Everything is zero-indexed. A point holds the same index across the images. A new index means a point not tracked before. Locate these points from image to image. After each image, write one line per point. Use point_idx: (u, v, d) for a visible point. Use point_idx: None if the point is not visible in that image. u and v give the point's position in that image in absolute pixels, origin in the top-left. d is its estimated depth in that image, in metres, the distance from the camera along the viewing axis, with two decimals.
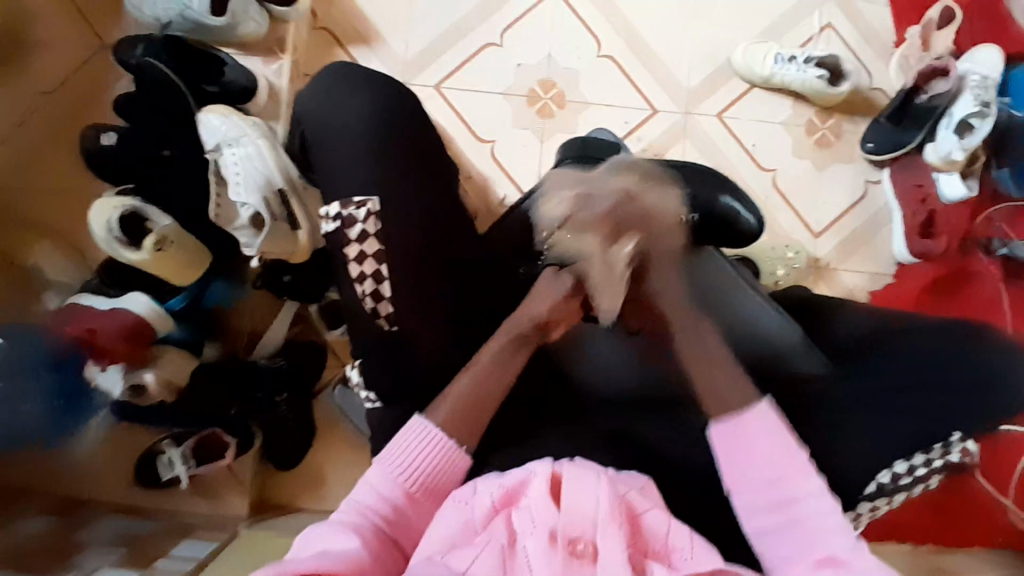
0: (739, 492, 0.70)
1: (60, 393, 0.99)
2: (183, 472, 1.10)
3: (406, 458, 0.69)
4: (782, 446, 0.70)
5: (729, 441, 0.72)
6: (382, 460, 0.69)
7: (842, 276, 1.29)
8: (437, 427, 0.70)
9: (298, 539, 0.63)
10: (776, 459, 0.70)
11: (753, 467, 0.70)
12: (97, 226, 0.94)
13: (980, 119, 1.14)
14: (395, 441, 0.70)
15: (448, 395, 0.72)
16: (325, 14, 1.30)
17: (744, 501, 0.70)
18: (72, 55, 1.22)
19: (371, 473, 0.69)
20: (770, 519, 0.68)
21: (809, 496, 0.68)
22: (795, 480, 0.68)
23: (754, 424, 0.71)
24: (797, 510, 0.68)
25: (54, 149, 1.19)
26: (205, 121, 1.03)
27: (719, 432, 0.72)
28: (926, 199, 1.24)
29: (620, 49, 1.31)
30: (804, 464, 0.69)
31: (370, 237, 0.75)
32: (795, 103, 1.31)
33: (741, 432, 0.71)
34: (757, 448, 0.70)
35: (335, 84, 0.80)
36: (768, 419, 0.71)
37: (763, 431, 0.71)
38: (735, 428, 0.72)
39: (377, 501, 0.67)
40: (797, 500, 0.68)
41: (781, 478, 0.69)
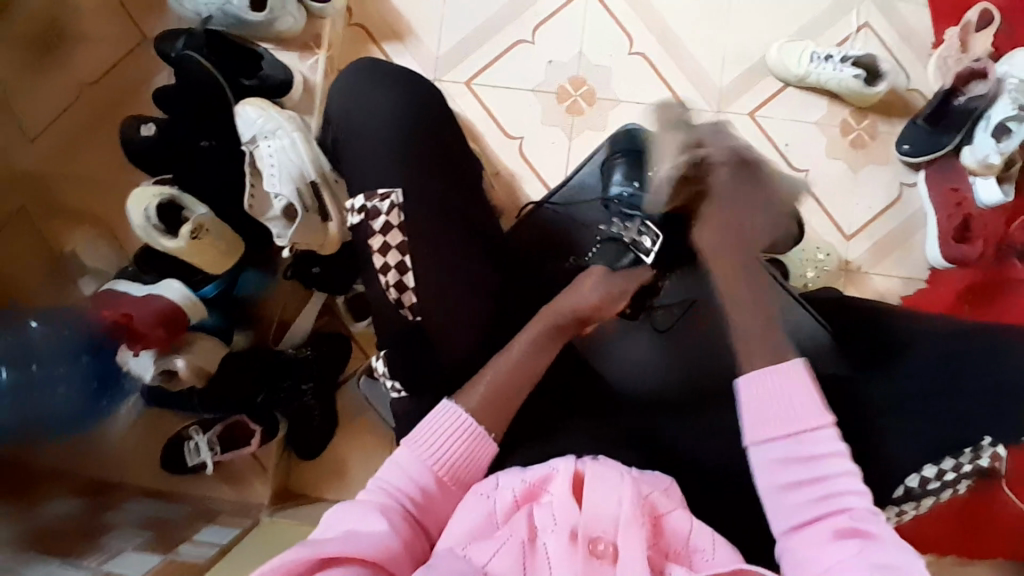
0: (762, 440, 0.70)
1: (93, 376, 1.03)
2: (209, 458, 1.13)
3: (435, 442, 0.69)
4: (809, 407, 0.70)
5: (755, 394, 0.71)
6: (411, 443, 0.69)
7: (872, 280, 1.26)
8: (468, 412, 0.71)
9: (326, 515, 0.65)
10: (803, 415, 0.69)
11: (777, 419, 0.70)
12: (135, 216, 0.97)
13: (1019, 122, 1.13)
14: (422, 425, 0.71)
15: (475, 386, 0.73)
16: (359, 10, 1.31)
17: (767, 451, 0.69)
18: (114, 47, 1.25)
19: (399, 455, 0.69)
20: (793, 474, 0.68)
21: (831, 457, 0.68)
22: (821, 437, 0.68)
23: (789, 372, 0.71)
24: (821, 471, 0.67)
25: (94, 139, 1.23)
26: (242, 113, 1.04)
27: (748, 382, 0.72)
28: (962, 203, 1.22)
29: (652, 47, 1.30)
30: (829, 426, 0.69)
31: (394, 229, 0.76)
32: (830, 103, 1.28)
33: (773, 381, 0.71)
34: (783, 399, 0.70)
35: (372, 77, 0.81)
36: (798, 376, 0.71)
37: (796, 384, 0.71)
38: (769, 376, 0.72)
39: (406, 481, 0.67)
40: (820, 459, 0.68)
41: (805, 432, 0.69)
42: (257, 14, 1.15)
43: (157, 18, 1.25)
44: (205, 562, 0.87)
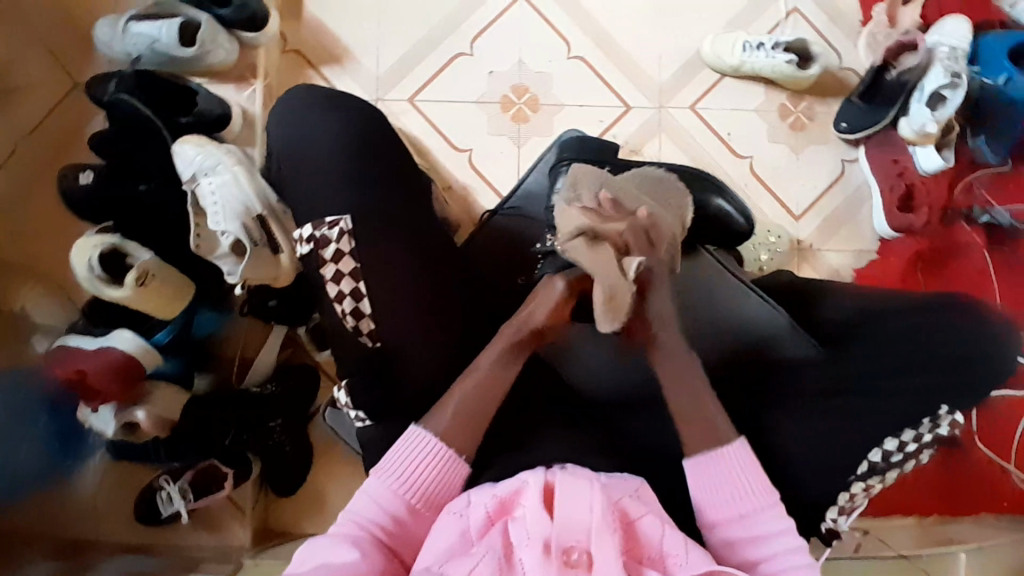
0: (711, 525, 0.70)
1: (56, 435, 1.02)
2: (183, 506, 1.09)
3: (409, 468, 0.68)
4: (750, 490, 0.70)
5: (703, 476, 0.71)
6: (380, 470, 0.69)
7: (826, 256, 1.30)
8: (437, 437, 0.70)
9: (301, 548, 0.64)
10: (743, 498, 0.69)
11: (724, 505, 0.70)
12: (78, 267, 0.95)
13: (952, 90, 1.16)
14: (390, 452, 0.70)
15: (449, 403, 0.72)
16: (294, 36, 1.30)
17: (717, 536, 0.70)
18: (43, 96, 1.21)
19: (369, 483, 0.68)
20: (740, 555, 0.68)
21: (772, 535, 0.68)
22: (764, 517, 0.69)
23: (731, 460, 0.71)
24: (764, 549, 0.68)
25: (29, 192, 1.19)
26: (179, 151, 1.03)
27: (694, 465, 0.72)
28: (905, 172, 1.25)
29: (589, 49, 1.31)
30: (774, 505, 0.69)
31: (346, 256, 0.75)
32: (767, 89, 1.32)
33: (715, 469, 0.71)
34: (727, 484, 0.70)
35: (307, 103, 0.80)
36: (741, 455, 0.71)
37: (737, 472, 0.70)
38: (712, 462, 0.71)
39: (377, 511, 0.66)
40: (765, 538, 0.68)
41: (749, 513, 0.69)
42: (187, 49, 1.13)
43: (85, 63, 1.23)
44: None
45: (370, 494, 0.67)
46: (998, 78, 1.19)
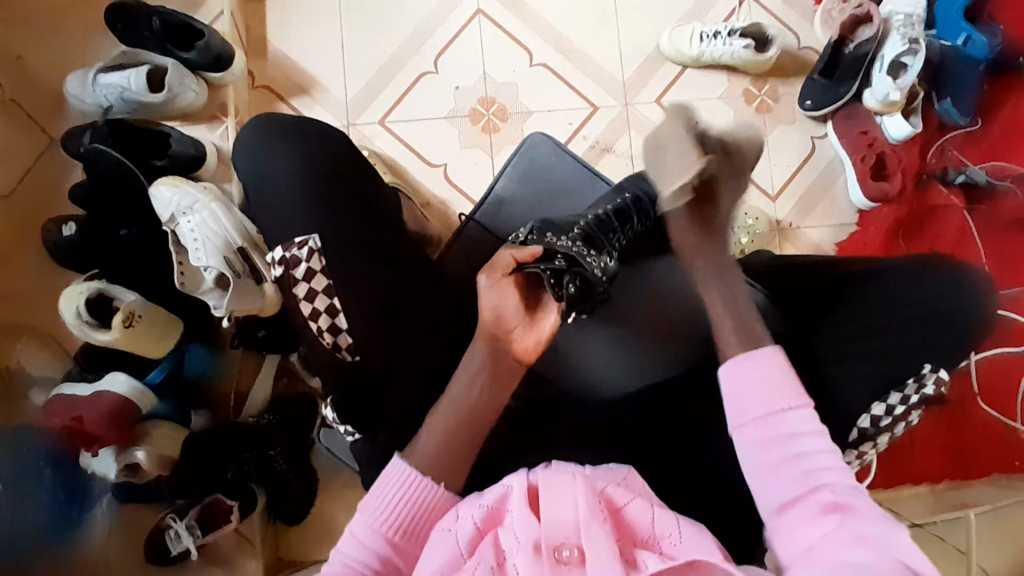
0: (741, 422, 0.69)
1: (60, 490, 1.03)
2: (192, 544, 1.08)
3: (386, 505, 0.69)
4: (784, 387, 0.69)
5: (736, 376, 0.71)
6: (362, 511, 0.69)
7: (806, 233, 1.31)
8: (412, 468, 0.70)
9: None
10: (779, 395, 0.69)
11: (751, 408, 0.69)
12: (66, 313, 0.96)
13: (912, 56, 1.19)
14: (370, 492, 0.70)
15: (418, 441, 0.73)
16: (262, 72, 1.33)
17: (745, 434, 0.69)
18: (20, 154, 1.24)
19: (353, 525, 0.69)
20: (773, 456, 0.67)
21: (807, 434, 0.67)
22: (798, 414, 0.67)
23: (761, 363, 0.70)
24: (798, 446, 0.67)
25: (16, 250, 1.21)
26: (156, 194, 1.05)
27: (728, 370, 0.72)
28: (874, 143, 1.27)
29: (551, 55, 1.34)
30: (805, 407, 0.68)
31: (317, 274, 0.76)
32: (729, 76, 1.34)
33: (748, 368, 0.71)
34: (760, 383, 0.70)
35: (268, 133, 0.81)
36: (772, 360, 0.71)
37: (771, 369, 0.70)
38: (743, 366, 0.71)
39: (365, 552, 0.67)
40: (796, 437, 0.67)
41: (779, 412, 0.68)
42: (157, 95, 1.16)
43: (59, 118, 1.25)
44: None
45: (356, 536, 0.67)
46: (955, 40, 1.24)
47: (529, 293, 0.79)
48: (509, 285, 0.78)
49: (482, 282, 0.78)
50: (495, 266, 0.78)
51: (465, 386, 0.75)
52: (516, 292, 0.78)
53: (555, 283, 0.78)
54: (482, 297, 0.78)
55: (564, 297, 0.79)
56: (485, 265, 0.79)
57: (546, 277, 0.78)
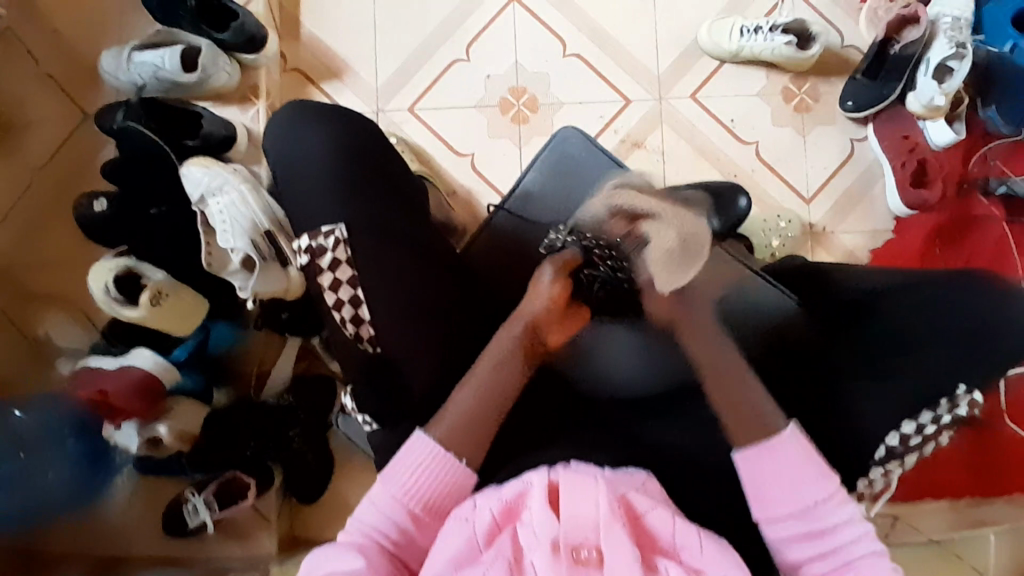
0: (772, 520, 0.69)
1: (83, 456, 1.05)
2: (209, 517, 1.11)
3: (411, 476, 0.69)
4: (814, 475, 0.69)
5: (754, 469, 0.71)
6: (388, 478, 0.69)
7: (840, 238, 1.27)
8: (436, 441, 0.70)
9: (306, 561, 0.65)
10: (808, 486, 0.69)
11: (777, 501, 0.69)
12: (96, 289, 0.98)
13: (959, 61, 1.15)
14: (397, 459, 0.70)
15: (446, 411, 0.73)
16: (294, 54, 1.32)
17: (778, 530, 0.69)
18: (56, 130, 1.26)
19: (375, 492, 0.69)
20: (807, 550, 0.68)
21: (841, 524, 0.68)
22: (831, 508, 0.68)
23: (786, 445, 0.70)
24: (835, 539, 0.68)
25: (48, 223, 1.24)
26: (187, 173, 1.06)
27: (745, 461, 0.71)
28: (916, 148, 1.22)
29: (585, 45, 1.31)
30: (837, 495, 0.69)
31: (342, 264, 0.75)
32: (768, 73, 1.30)
33: (772, 462, 0.70)
34: (784, 473, 0.70)
35: (297, 115, 0.81)
36: (798, 445, 0.70)
37: (795, 456, 0.70)
38: (767, 455, 0.70)
39: (382, 522, 0.67)
40: (833, 529, 0.68)
41: (809, 508, 0.68)
42: (190, 74, 1.17)
43: (94, 93, 1.27)
44: None
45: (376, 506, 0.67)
46: (1004, 46, 1.20)
47: (572, 295, 0.83)
48: (562, 283, 0.81)
49: (543, 274, 0.81)
50: (557, 263, 0.82)
51: (497, 364, 0.76)
52: (564, 293, 0.81)
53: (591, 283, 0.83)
54: (538, 285, 0.81)
55: (592, 300, 0.84)
56: (550, 258, 0.83)
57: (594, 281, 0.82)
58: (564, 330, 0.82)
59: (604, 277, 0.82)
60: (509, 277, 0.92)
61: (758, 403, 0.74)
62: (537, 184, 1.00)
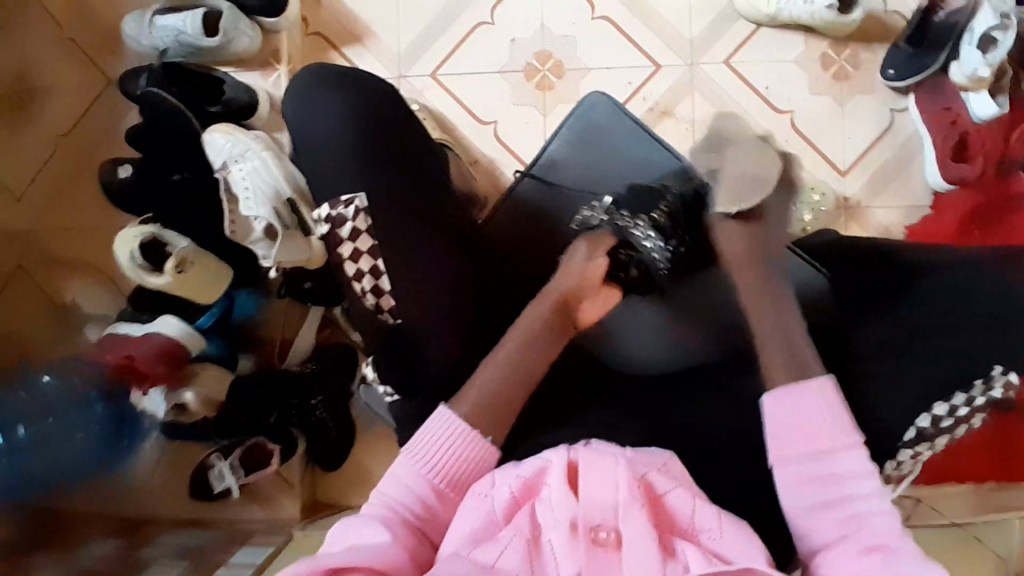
0: (783, 458, 0.67)
1: (111, 421, 1.07)
2: (234, 482, 1.14)
3: (435, 450, 0.69)
4: (840, 423, 0.67)
5: (780, 409, 0.69)
6: (410, 453, 0.69)
7: (873, 213, 1.23)
8: (460, 418, 0.70)
9: (332, 530, 0.65)
10: (830, 432, 0.67)
11: (797, 442, 0.67)
12: (122, 256, 0.98)
13: (1003, 32, 1.07)
14: (419, 433, 0.71)
15: (472, 385, 0.73)
16: (315, 17, 1.29)
17: (788, 471, 0.67)
18: (80, 95, 1.25)
19: (397, 467, 0.69)
20: (817, 494, 0.66)
21: (854, 475, 0.65)
22: (848, 456, 0.66)
23: (811, 392, 0.68)
24: (846, 488, 0.65)
25: (74, 188, 1.24)
26: (210, 140, 1.05)
27: (773, 401, 0.70)
28: (957, 121, 1.16)
29: (615, 8, 1.26)
30: (858, 448, 0.66)
31: (364, 235, 0.74)
32: (807, 38, 1.24)
33: (792, 403, 0.69)
34: (812, 423, 0.68)
35: (316, 80, 0.79)
36: (826, 394, 0.68)
37: (818, 401, 0.68)
38: (794, 394, 0.69)
39: (405, 494, 0.67)
40: (844, 480, 0.65)
41: (825, 451, 0.66)
42: (212, 39, 1.15)
43: (115, 57, 1.26)
44: (258, 566, 0.93)
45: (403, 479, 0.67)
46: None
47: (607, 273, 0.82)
48: (598, 261, 0.80)
49: (581, 252, 0.81)
50: (593, 241, 0.82)
51: (521, 340, 0.75)
52: (602, 271, 0.80)
53: (628, 265, 0.83)
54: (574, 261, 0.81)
55: (625, 280, 0.83)
56: (585, 237, 0.83)
57: (631, 263, 0.83)
58: (598, 307, 0.81)
59: (640, 258, 0.83)
60: (533, 251, 0.90)
61: (808, 366, 0.71)
62: (563, 150, 0.97)
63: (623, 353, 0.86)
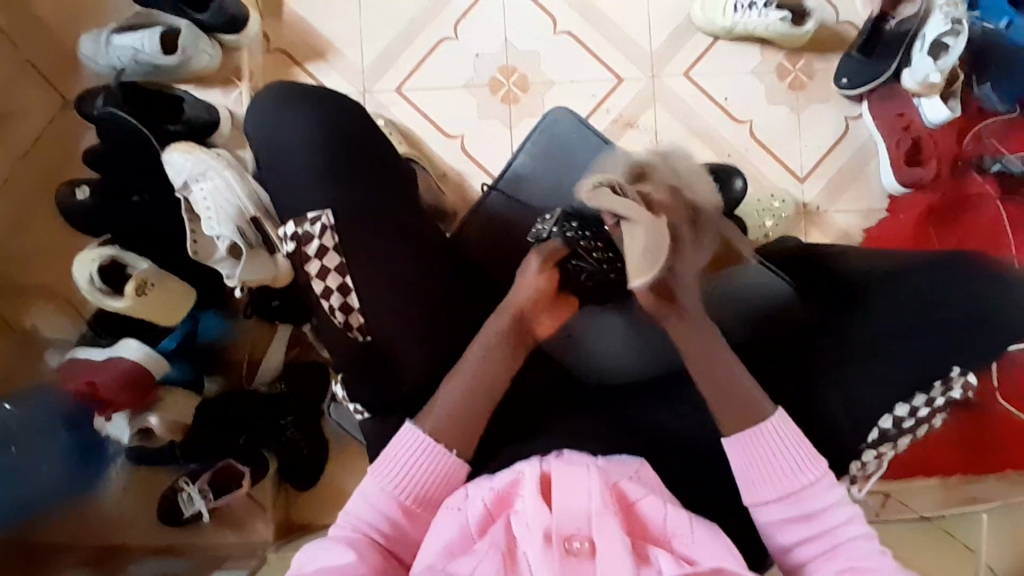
0: (757, 503, 0.69)
1: (76, 449, 1.05)
2: (204, 507, 1.11)
3: (399, 469, 0.69)
4: (802, 456, 0.68)
5: (741, 453, 0.70)
6: (376, 471, 0.69)
7: (833, 218, 1.26)
8: (425, 434, 0.70)
9: (297, 558, 0.64)
10: (794, 471, 0.68)
11: (765, 485, 0.68)
12: (80, 278, 0.97)
13: (954, 37, 1.13)
14: (386, 451, 0.70)
15: (434, 407, 0.72)
16: (277, 34, 1.29)
17: (764, 513, 0.69)
18: (35, 118, 1.23)
19: (364, 486, 0.69)
20: (795, 533, 0.68)
21: (822, 501, 0.67)
22: (815, 491, 0.67)
23: (770, 432, 0.69)
24: (820, 521, 0.67)
25: (29, 213, 1.21)
26: (169, 159, 1.04)
27: (735, 445, 0.70)
28: (910, 126, 1.20)
29: (577, 23, 1.28)
30: (823, 477, 0.68)
31: (330, 252, 0.74)
32: (763, 50, 1.27)
33: (755, 450, 0.69)
34: (774, 462, 0.69)
35: (275, 100, 0.79)
36: (784, 428, 0.69)
37: (779, 440, 0.69)
38: (752, 437, 0.69)
39: (373, 514, 0.67)
40: (819, 512, 0.67)
41: (795, 491, 0.68)
42: (169, 57, 1.14)
43: (71, 77, 1.23)
44: None
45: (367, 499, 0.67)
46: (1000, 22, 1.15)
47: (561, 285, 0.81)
48: (550, 274, 0.79)
49: (530, 265, 0.79)
50: (544, 253, 0.80)
51: (487, 355, 0.75)
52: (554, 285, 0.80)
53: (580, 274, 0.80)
54: (525, 275, 0.80)
55: (579, 289, 0.82)
56: (536, 250, 0.80)
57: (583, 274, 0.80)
58: (552, 321, 0.81)
59: (591, 269, 0.80)
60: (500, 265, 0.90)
61: (744, 386, 0.71)
62: (528, 162, 1.00)
63: (591, 365, 0.85)
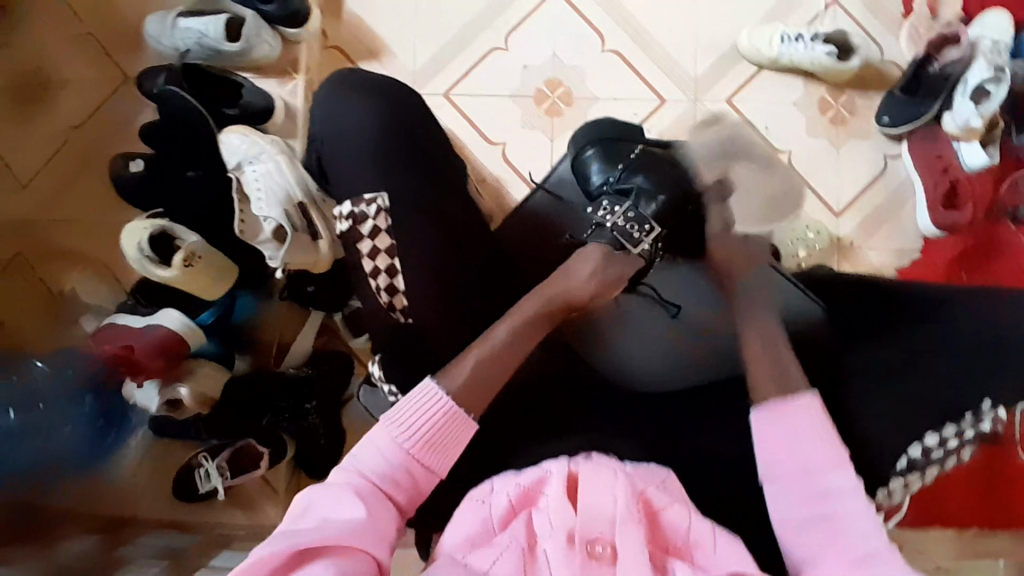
0: (770, 475, 0.69)
1: (97, 415, 1.06)
2: (220, 484, 1.13)
3: (412, 425, 0.68)
4: (826, 442, 0.68)
5: (770, 426, 0.70)
6: (387, 421, 0.68)
7: (865, 253, 1.27)
8: (447, 396, 0.69)
9: (299, 497, 0.64)
10: (817, 450, 0.68)
11: (788, 458, 0.69)
12: (130, 248, 0.99)
13: (996, 84, 1.13)
14: (400, 403, 0.69)
15: (455, 367, 0.71)
16: (335, 33, 1.33)
17: (775, 485, 0.69)
18: (99, 89, 1.28)
19: (374, 435, 0.68)
20: (804, 513, 0.67)
21: (844, 492, 0.66)
22: (835, 476, 0.66)
23: (801, 411, 0.69)
24: (833, 504, 0.66)
25: (81, 183, 1.25)
26: (226, 141, 1.08)
27: (760, 417, 0.71)
28: (949, 169, 1.21)
29: (625, 44, 1.32)
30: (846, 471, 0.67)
31: (382, 233, 0.76)
32: (806, 83, 1.30)
33: (785, 421, 0.70)
34: (802, 440, 0.69)
35: (341, 87, 0.82)
36: (814, 410, 0.69)
37: (809, 419, 0.69)
38: (785, 409, 0.70)
39: (380, 465, 0.67)
40: (834, 498, 0.66)
41: (816, 471, 0.67)
42: (233, 44, 1.19)
43: (136, 57, 1.28)
44: None
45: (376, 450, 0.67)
46: None
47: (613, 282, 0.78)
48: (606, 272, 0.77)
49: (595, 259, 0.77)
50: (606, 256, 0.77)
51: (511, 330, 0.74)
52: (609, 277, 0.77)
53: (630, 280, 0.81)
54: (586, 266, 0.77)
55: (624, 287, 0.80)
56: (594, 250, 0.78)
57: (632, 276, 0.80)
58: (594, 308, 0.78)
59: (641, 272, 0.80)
60: None
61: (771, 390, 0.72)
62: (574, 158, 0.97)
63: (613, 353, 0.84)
